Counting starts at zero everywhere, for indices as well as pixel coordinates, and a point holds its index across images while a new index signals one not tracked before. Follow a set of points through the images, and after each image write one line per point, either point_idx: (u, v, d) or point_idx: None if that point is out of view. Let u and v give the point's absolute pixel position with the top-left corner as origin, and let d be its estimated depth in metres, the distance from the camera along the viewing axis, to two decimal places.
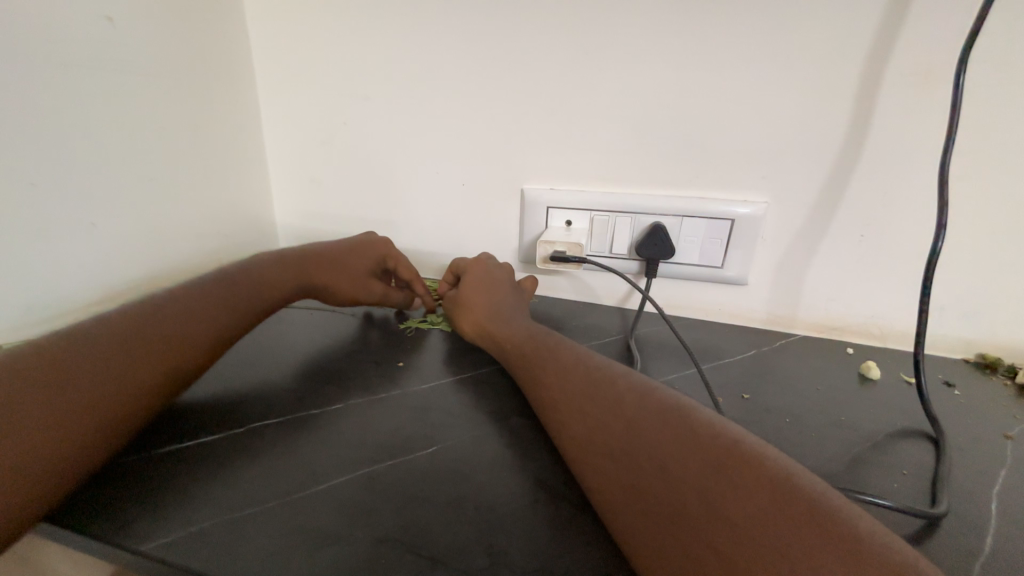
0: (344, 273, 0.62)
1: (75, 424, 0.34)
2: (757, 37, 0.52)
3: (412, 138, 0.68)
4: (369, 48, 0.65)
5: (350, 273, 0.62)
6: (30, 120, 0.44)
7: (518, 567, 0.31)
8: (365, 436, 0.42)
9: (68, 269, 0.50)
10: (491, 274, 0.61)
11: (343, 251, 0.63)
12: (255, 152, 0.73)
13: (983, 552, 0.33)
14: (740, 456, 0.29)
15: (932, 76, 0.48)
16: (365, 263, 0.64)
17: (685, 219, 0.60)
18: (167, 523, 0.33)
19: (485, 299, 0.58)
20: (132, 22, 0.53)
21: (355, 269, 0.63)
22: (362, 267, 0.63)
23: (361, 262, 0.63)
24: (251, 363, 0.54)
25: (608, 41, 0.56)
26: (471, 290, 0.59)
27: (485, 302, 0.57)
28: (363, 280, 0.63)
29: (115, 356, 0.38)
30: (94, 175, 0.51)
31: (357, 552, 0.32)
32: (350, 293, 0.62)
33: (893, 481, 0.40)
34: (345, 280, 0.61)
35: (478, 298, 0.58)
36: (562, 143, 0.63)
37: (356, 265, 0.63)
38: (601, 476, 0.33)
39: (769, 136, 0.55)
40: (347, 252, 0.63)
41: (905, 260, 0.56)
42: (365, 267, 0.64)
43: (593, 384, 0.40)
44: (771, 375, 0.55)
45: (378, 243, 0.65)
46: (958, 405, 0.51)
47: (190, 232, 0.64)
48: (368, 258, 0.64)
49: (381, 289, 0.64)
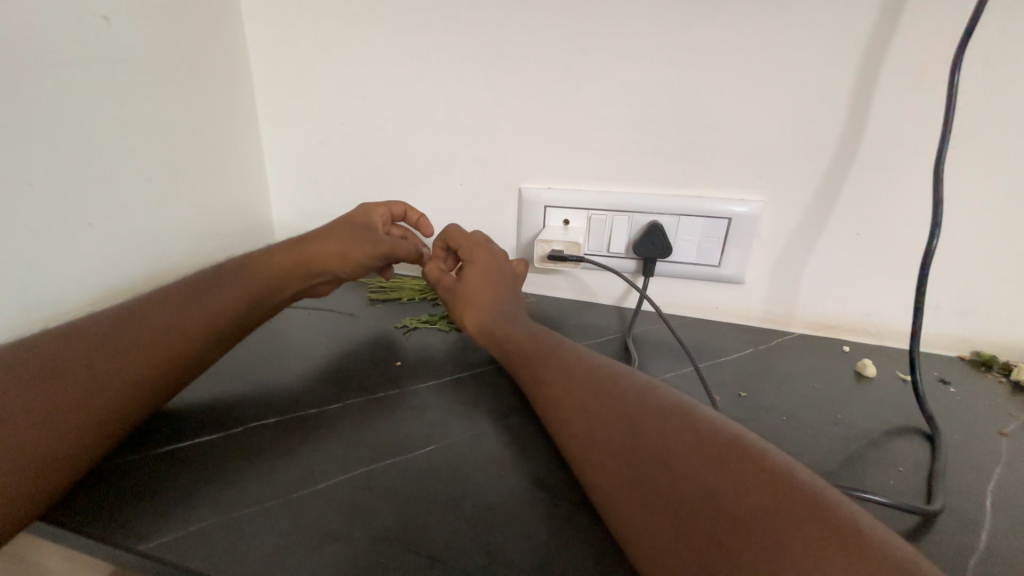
0: (339, 237, 0.56)
1: (68, 424, 0.34)
2: (752, 36, 0.52)
3: (410, 138, 0.68)
4: (367, 49, 0.65)
5: (350, 233, 0.57)
6: (30, 123, 0.45)
7: (517, 565, 0.31)
8: (365, 436, 0.42)
9: (65, 268, 0.50)
10: (496, 268, 0.59)
11: (339, 222, 0.59)
12: (253, 152, 0.73)
13: (978, 548, 0.33)
14: (742, 453, 0.30)
15: (927, 74, 0.49)
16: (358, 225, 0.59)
17: (683, 218, 0.60)
18: (165, 524, 0.33)
19: (494, 294, 0.57)
20: (128, 22, 0.53)
21: (353, 229, 0.58)
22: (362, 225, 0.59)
23: (360, 224, 0.59)
24: (251, 363, 0.53)
25: (605, 42, 0.57)
26: (475, 285, 0.58)
27: (490, 301, 0.56)
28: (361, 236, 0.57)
29: (108, 353, 0.37)
30: (92, 176, 0.51)
31: (357, 551, 0.32)
32: (349, 251, 0.56)
33: (889, 478, 0.40)
34: (351, 241, 0.56)
35: (483, 293, 0.57)
36: (561, 142, 0.63)
37: (353, 224, 0.58)
38: (601, 473, 0.34)
39: (766, 135, 0.55)
40: (342, 221, 0.59)
41: (901, 258, 0.56)
42: (366, 225, 0.59)
43: (594, 381, 0.40)
44: (768, 373, 0.55)
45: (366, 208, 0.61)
46: (955, 402, 0.51)
47: (189, 233, 0.64)
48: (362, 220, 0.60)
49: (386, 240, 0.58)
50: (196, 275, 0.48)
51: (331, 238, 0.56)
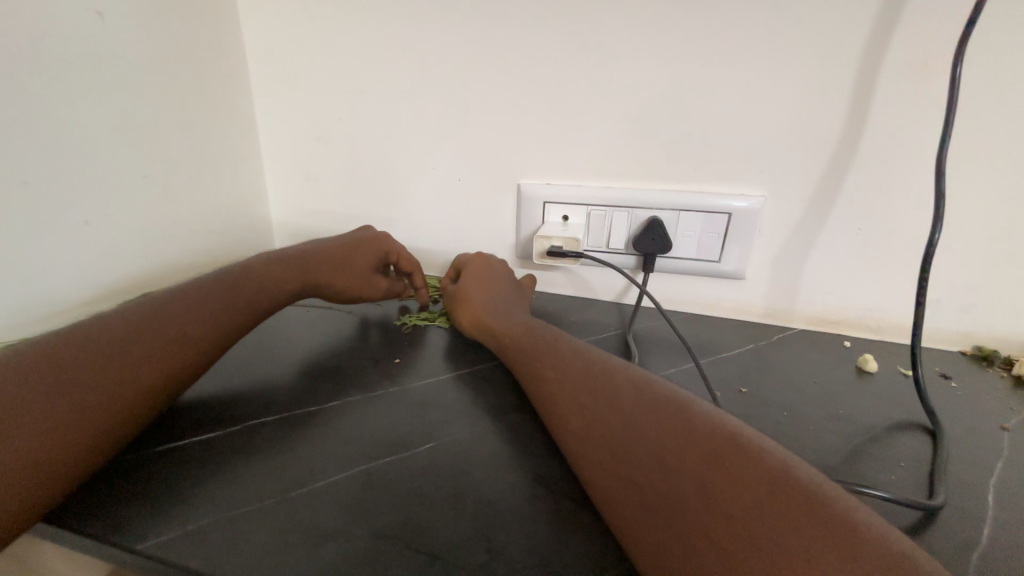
0: (351, 273, 0.61)
1: (70, 424, 0.33)
2: (752, 30, 0.52)
3: (409, 135, 0.68)
4: (364, 44, 0.64)
5: (362, 271, 0.62)
6: (22, 118, 0.44)
7: (518, 562, 0.31)
8: (363, 433, 0.42)
9: (62, 268, 0.50)
10: (492, 272, 0.62)
11: (350, 243, 0.62)
12: (251, 150, 0.73)
13: (981, 543, 0.33)
14: (740, 447, 0.29)
15: (930, 67, 0.48)
16: (368, 260, 0.63)
17: (684, 213, 0.60)
18: (163, 523, 0.33)
19: (489, 291, 0.59)
20: (121, 17, 0.52)
21: (365, 263, 0.63)
22: (372, 260, 0.64)
23: (369, 257, 0.63)
24: (249, 361, 0.53)
25: (605, 35, 0.56)
26: (469, 286, 0.60)
27: (483, 295, 0.58)
28: (371, 278, 0.63)
29: (110, 352, 0.37)
30: (87, 175, 0.50)
31: (356, 549, 0.32)
32: (357, 290, 0.62)
33: (891, 473, 0.40)
34: (361, 283, 0.62)
35: (475, 291, 0.59)
36: (560, 137, 0.62)
37: (365, 256, 0.63)
38: (600, 469, 0.33)
39: (767, 129, 0.55)
40: (355, 245, 0.63)
41: (903, 253, 0.56)
42: (375, 260, 0.64)
43: (591, 377, 0.39)
44: (770, 369, 0.55)
45: (379, 240, 0.65)
46: (956, 397, 0.51)
47: (186, 231, 0.64)
48: (371, 253, 0.64)
49: (386, 283, 0.65)
50: (197, 278, 0.48)
51: (345, 273, 0.61)
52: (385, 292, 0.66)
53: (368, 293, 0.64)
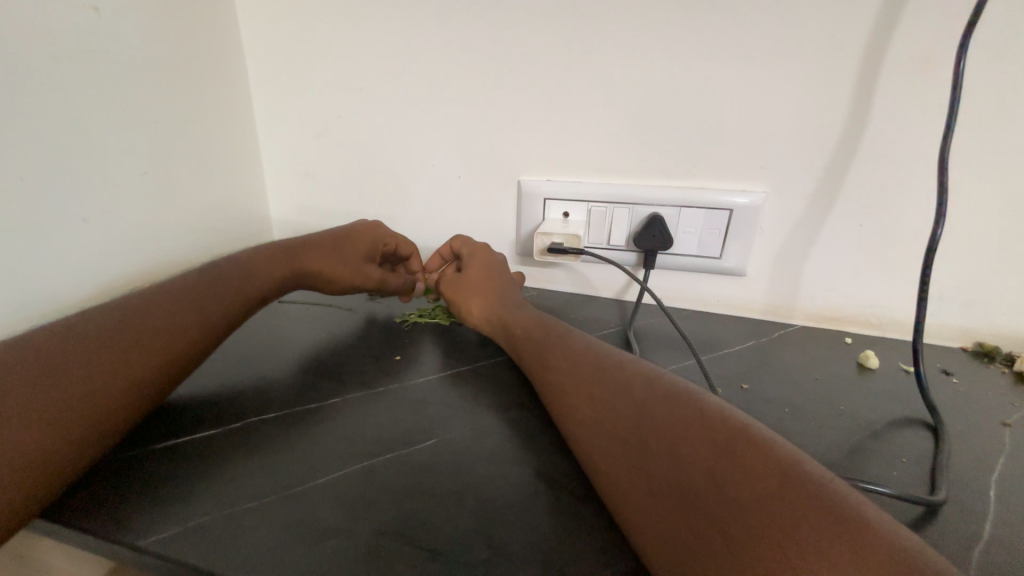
0: (340, 261, 0.60)
1: (66, 417, 0.33)
2: (754, 26, 0.51)
3: (409, 132, 0.67)
4: (364, 40, 0.64)
5: (352, 259, 0.61)
6: (19, 115, 0.44)
7: (519, 558, 0.31)
8: (366, 430, 0.42)
9: (60, 264, 0.49)
10: (479, 264, 0.61)
11: (344, 235, 0.61)
12: (250, 147, 0.73)
13: (982, 538, 0.33)
14: (751, 439, 0.29)
15: (932, 62, 0.48)
16: (362, 248, 0.62)
17: (685, 209, 0.60)
18: (164, 519, 0.33)
19: (473, 289, 0.58)
20: (118, 12, 0.52)
21: (360, 254, 0.62)
22: (365, 250, 0.62)
23: (362, 246, 0.62)
24: (249, 357, 0.53)
25: (605, 31, 0.56)
26: (451, 287, 0.61)
27: (467, 295, 0.58)
28: (360, 265, 0.61)
29: (101, 347, 0.37)
30: (85, 171, 0.50)
31: (357, 546, 0.31)
32: (346, 278, 0.60)
33: (893, 469, 0.40)
34: (350, 270, 0.60)
35: (459, 291, 0.59)
36: (561, 134, 0.62)
37: (361, 247, 0.62)
38: (608, 462, 0.33)
39: (768, 127, 0.55)
40: (350, 236, 0.62)
41: (904, 249, 0.56)
42: (369, 250, 0.63)
43: (601, 370, 0.39)
44: (771, 365, 0.55)
45: (376, 230, 0.64)
46: (957, 393, 0.51)
47: (184, 228, 0.64)
48: (365, 243, 0.63)
49: (380, 273, 0.63)
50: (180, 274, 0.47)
51: (333, 260, 0.59)
52: (379, 282, 0.63)
53: (360, 283, 0.61)
